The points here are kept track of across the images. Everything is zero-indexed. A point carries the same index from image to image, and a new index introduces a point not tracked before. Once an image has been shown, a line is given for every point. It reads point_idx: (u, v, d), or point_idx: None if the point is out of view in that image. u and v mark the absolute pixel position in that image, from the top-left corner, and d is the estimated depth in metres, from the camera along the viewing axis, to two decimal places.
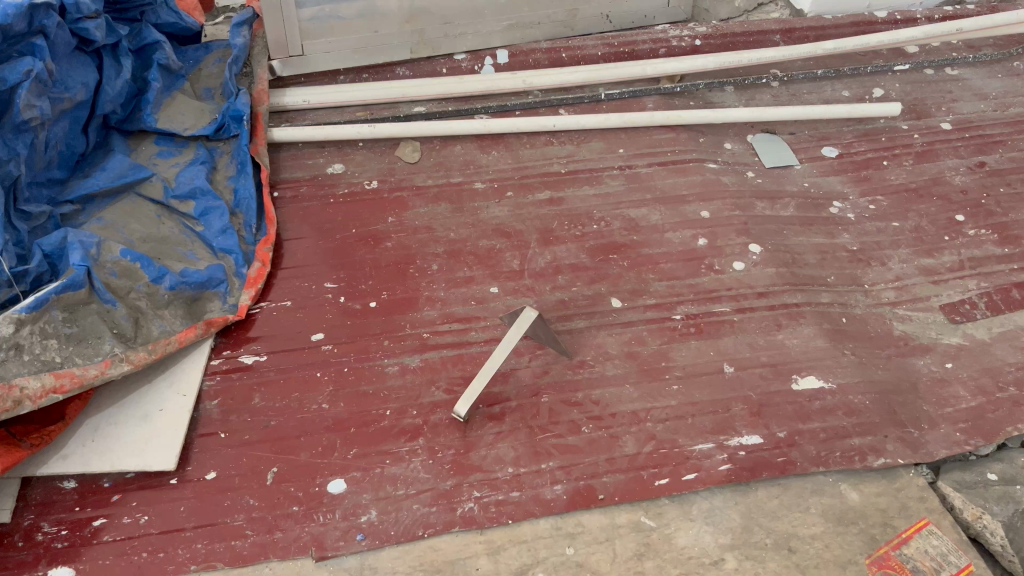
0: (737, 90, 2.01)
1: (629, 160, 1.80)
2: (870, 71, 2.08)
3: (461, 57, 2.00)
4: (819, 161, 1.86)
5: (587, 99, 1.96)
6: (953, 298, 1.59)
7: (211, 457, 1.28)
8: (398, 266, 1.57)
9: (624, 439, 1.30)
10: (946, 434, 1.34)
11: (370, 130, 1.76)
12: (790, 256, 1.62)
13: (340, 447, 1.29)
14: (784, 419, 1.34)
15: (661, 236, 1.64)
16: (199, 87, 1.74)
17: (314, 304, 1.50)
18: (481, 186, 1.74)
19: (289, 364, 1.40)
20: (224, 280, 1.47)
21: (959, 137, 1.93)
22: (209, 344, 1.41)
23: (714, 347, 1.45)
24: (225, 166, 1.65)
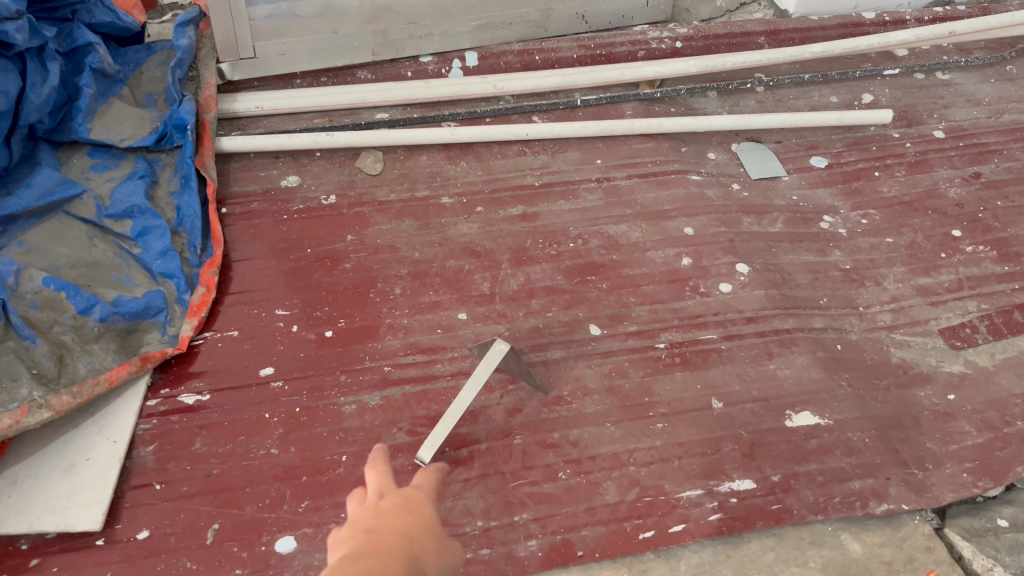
0: (721, 96, 1.90)
1: (607, 172, 1.68)
2: (858, 75, 1.98)
3: (428, 60, 1.86)
4: (807, 172, 1.75)
5: (563, 106, 1.83)
6: (953, 321, 1.49)
7: (144, 513, 1.14)
8: (358, 290, 1.44)
9: (605, 486, 1.19)
10: (952, 475, 1.24)
11: (327, 138, 1.62)
12: (780, 276, 1.52)
13: (290, 499, 1.16)
14: (778, 461, 1.23)
15: (642, 256, 1.52)
16: (140, 92, 1.59)
17: (264, 334, 1.36)
18: (448, 200, 1.61)
19: (235, 403, 1.27)
20: (163, 308, 1.33)
21: (953, 146, 1.83)
22: (146, 382, 1.27)
23: (702, 380, 1.33)
24: (167, 180, 1.51)
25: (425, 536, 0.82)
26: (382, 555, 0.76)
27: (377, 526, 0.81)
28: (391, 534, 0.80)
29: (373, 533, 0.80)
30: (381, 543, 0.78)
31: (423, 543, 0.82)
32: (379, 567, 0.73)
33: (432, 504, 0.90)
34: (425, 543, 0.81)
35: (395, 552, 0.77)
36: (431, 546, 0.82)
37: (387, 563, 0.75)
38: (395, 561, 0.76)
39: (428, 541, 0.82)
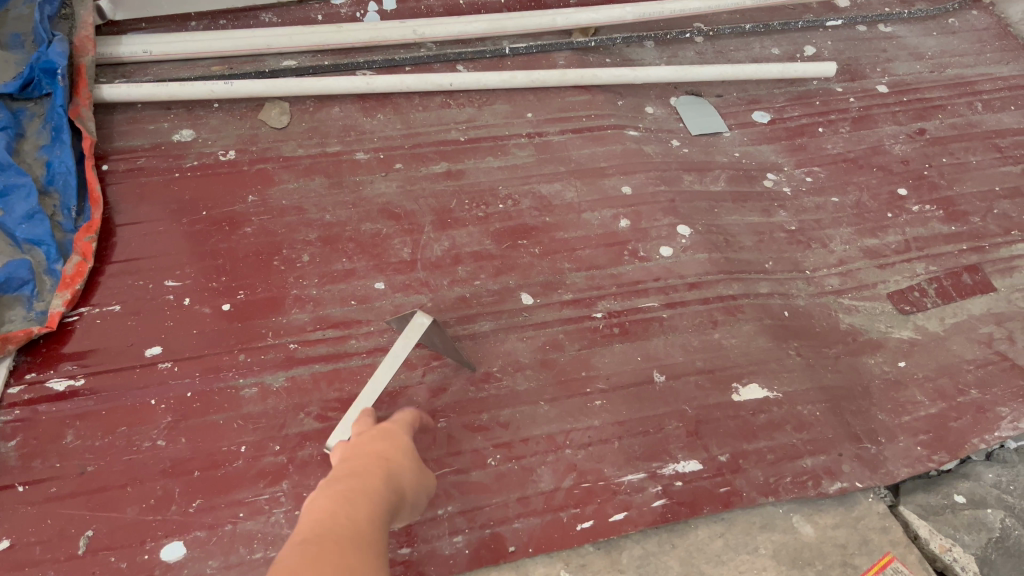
0: (658, 46, 1.78)
1: (538, 126, 1.55)
2: (800, 27, 1.88)
3: (339, 2, 1.69)
4: (749, 128, 1.65)
5: (490, 54, 1.68)
6: (902, 284, 1.42)
7: (4, 519, 0.98)
8: (261, 258, 1.28)
9: (539, 472, 1.07)
10: (906, 449, 1.16)
11: (226, 87, 1.44)
12: (724, 238, 1.42)
13: (179, 499, 1.02)
14: (725, 438, 1.14)
15: (578, 217, 1.40)
16: (3, 32, 1.38)
17: (150, 308, 1.20)
18: (363, 156, 1.45)
19: (115, 389, 1.10)
20: (29, 280, 1.15)
21: (897, 101, 1.76)
22: (7, 366, 1.09)
23: (643, 351, 1.23)
24: (35, 132, 1.31)
25: (402, 460, 0.89)
26: (364, 475, 0.82)
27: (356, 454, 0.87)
28: (369, 459, 0.86)
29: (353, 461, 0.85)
30: (362, 466, 0.84)
31: (398, 466, 0.87)
32: (361, 487, 0.79)
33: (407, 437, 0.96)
34: (398, 464, 0.87)
35: (375, 472, 0.83)
36: (407, 468, 0.89)
37: (369, 483, 0.81)
38: (375, 481, 0.82)
39: (404, 462, 0.89)
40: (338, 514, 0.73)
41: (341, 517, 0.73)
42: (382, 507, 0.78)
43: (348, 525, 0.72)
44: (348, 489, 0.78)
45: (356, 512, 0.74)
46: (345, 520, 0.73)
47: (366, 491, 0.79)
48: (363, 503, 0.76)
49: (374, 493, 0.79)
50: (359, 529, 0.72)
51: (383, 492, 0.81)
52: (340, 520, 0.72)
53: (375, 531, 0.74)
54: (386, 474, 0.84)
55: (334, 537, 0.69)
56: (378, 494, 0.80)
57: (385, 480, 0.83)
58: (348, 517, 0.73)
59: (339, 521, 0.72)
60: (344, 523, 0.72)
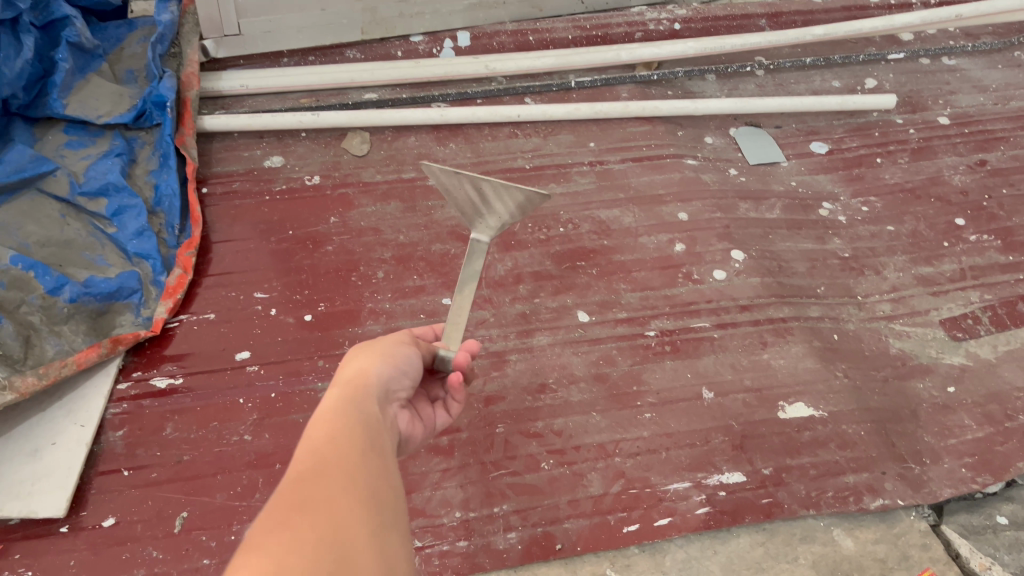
0: (719, 79, 1.85)
1: (600, 155, 1.63)
2: (862, 60, 1.92)
3: (418, 39, 1.82)
4: (807, 158, 1.70)
5: (556, 87, 1.78)
6: (955, 312, 1.44)
7: (111, 499, 1.11)
8: (340, 274, 1.40)
9: (589, 478, 1.15)
10: (950, 470, 1.19)
11: (312, 119, 1.57)
12: (777, 263, 1.47)
13: (262, 488, 1.13)
14: (769, 453, 1.19)
15: (634, 241, 1.48)
16: (120, 69, 1.55)
17: (241, 317, 1.32)
18: (435, 182, 1.56)
19: (209, 388, 1.23)
20: (138, 289, 1.29)
21: (958, 133, 1.78)
22: (117, 365, 1.23)
23: (692, 369, 1.29)
24: (146, 158, 1.47)
25: (383, 367, 0.73)
26: (345, 393, 0.66)
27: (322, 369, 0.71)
28: (345, 375, 0.70)
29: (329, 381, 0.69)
30: (339, 385, 0.67)
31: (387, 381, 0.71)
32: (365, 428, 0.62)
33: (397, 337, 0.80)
34: (374, 368, 0.72)
35: (356, 389, 0.67)
36: (386, 372, 0.73)
37: (354, 406, 0.64)
38: (358, 398, 0.66)
39: (386, 371, 0.72)
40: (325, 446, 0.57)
41: (332, 443, 0.57)
42: (377, 432, 0.63)
43: (341, 452, 0.57)
44: (331, 410, 0.62)
45: (343, 437, 0.59)
46: (338, 449, 0.57)
47: (353, 412, 0.63)
48: (352, 428, 0.61)
49: (360, 414, 0.63)
50: (355, 460, 0.57)
51: (372, 410, 0.65)
52: (328, 453, 0.56)
53: (377, 464, 0.59)
54: (369, 389, 0.68)
55: (325, 480, 0.53)
56: (365, 414, 0.64)
57: (368, 394, 0.68)
58: (341, 447, 0.57)
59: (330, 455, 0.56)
60: (339, 456, 0.56)
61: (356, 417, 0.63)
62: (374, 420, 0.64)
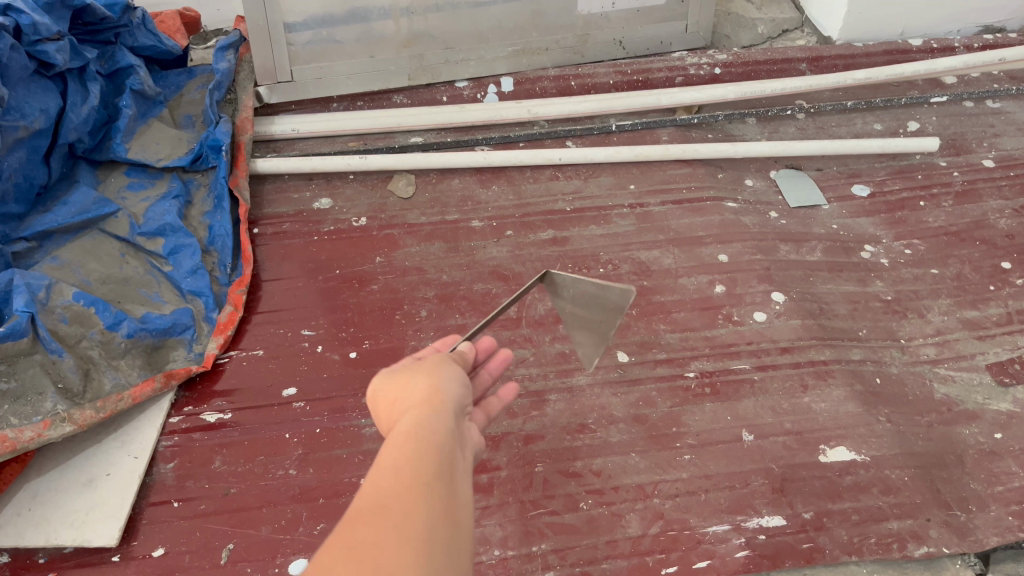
0: (759, 122, 1.87)
1: (640, 198, 1.66)
2: (904, 103, 1.92)
3: (463, 85, 1.87)
4: (848, 201, 1.70)
5: (597, 131, 1.81)
6: (1002, 356, 1.41)
7: (160, 530, 1.14)
8: (384, 312, 1.43)
9: (628, 518, 1.15)
10: (997, 518, 1.17)
11: (361, 161, 1.63)
12: (818, 305, 1.46)
13: (305, 521, 1.15)
14: (810, 497, 1.18)
15: (674, 282, 1.49)
16: (179, 114, 1.63)
17: (288, 353, 1.36)
18: (478, 224, 1.60)
19: (256, 423, 1.26)
20: (190, 325, 1.34)
21: (1004, 176, 1.76)
22: (169, 399, 1.28)
23: (732, 411, 1.29)
24: (201, 200, 1.53)
25: (451, 385, 0.74)
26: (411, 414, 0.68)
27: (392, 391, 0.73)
28: (417, 394, 0.71)
29: (400, 403, 0.71)
30: (414, 406, 0.69)
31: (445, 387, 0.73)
32: (424, 437, 0.64)
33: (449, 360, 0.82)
34: (443, 387, 0.73)
35: (431, 408, 0.69)
36: (456, 388, 0.74)
37: (419, 421, 0.67)
38: (430, 418, 0.67)
39: (446, 382, 0.74)
40: (393, 475, 0.58)
41: (400, 473, 0.59)
42: (451, 458, 0.64)
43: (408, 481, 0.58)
44: (402, 431, 0.65)
45: (415, 464, 0.60)
46: (406, 477, 0.58)
47: (425, 435, 0.64)
48: (423, 452, 0.62)
49: (433, 438, 0.65)
50: (422, 488, 0.58)
51: (447, 431, 0.66)
52: (396, 482, 0.58)
53: (447, 491, 0.60)
54: (443, 407, 0.70)
55: (390, 510, 0.55)
56: (438, 435, 0.65)
57: (443, 413, 0.69)
58: (409, 475, 0.59)
59: (398, 483, 0.58)
60: (406, 485, 0.57)
61: (432, 438, 0.65)
62: (447, 442, 0.65)
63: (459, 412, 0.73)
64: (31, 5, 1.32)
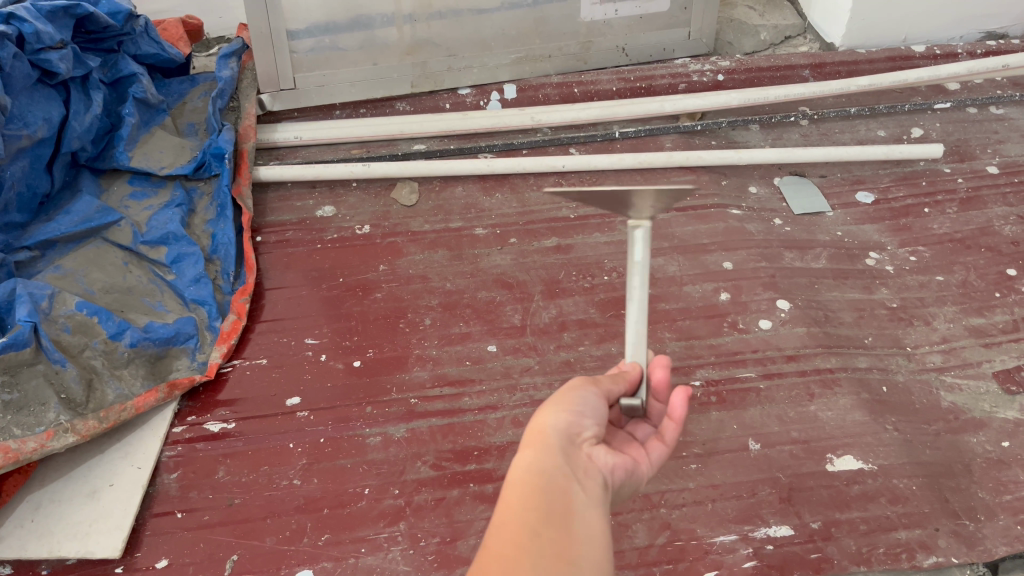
0: (763, 129, 1.86)
1: (644, 205, 1.65)
2: (907, 110, 1.92)
3: (465, 92, 1.87)
4: (852, 208, 1.70)
5: (601, 138, 1.81)
6: (1008, 363, 1.40)
7: (163, 541, 1.13)
8: (388, 320, 1.42)
9: (634, 529, 1.15)
10: (1005, 528, 1.16)
11: (364, 169, 1.63)
12: (823, 313, 1.46)
13: (310, 532, 1.14)
14: (818, 507, 1.17)
15: (679, 290, 1.48)
16: (181, 122, 1.63)
17: (292, 362, 1.35)
18: (482, 231, 1.59)
19: (259, 432, 1.25)
20: (194, 334, 1.34)
21: (1008, 182, 1.75)
22: (172, 409, 1.27)
23: (738, 420, 1.28)
24: (204, 208, 1.52)
25: (558, 415, 0.79)
26: (525, 457, 0.74)
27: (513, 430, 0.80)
28: (524, 437, 0.77)
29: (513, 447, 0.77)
30: (521, 450, 0.75)
31: (559, 417, 0.78)
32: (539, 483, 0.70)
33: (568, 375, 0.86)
34: (549, 419, 0.78)
35: (537, 448, 0.75)
36: (564, 413, 0.79)
37: (534, 463, 0.73)
38: (536, 460, 0.73)
39: (563, 412, 0.79)
40: (502, 531, 0.66)
41: (507, 526, 0.66)
42: (559, 496, 0.70)
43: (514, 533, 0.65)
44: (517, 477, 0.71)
45: (520, 513, 0.67)
46: (511, 532, 0.65)
47: (527, 481, 0.70)
48: (528, 501, 0.68)
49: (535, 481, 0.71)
50: (527, 539, 0.65)
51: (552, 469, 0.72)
52: (506, 536, 0.65)
53: (555, 533, 0.66)
54: (546, 444, 0.75)
55: (498, 567, 0.62)
56: (543, 476, 0.71)
57: (547, 449, 0.75)
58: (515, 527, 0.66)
59: (507, 537, 0.65)
60: (513, 538, 0.65)
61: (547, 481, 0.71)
62: (553, 482, 0.71)
63: (570, 439, 0.78)
64: (34, 14, 1.32)
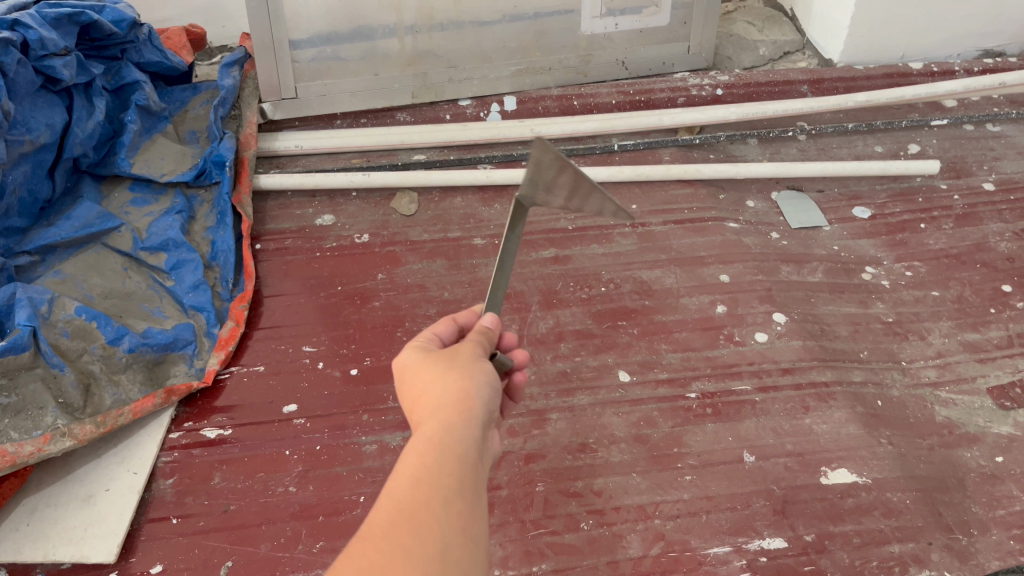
0: (761, 143, 1.87)
1: (641, 217, 1.66)
2: (904, 126, 1.93)
3: (466, 103, 1.88)
4: (849, 223, 1.71)
5: (600, 150, 1.82)
6: (1002, 379, 1.41)
7: (158, 547, 1.13)
8: (386, 328, 1.43)
9: (629, 539, 1.15)
10: (998, 543, 1.16)
11: (364, 179, 1.64)
12: (819, 326, 1.46)
13: (305, 539, 1.14)
14: (812, 519, 1.18)
15: (675, 302, 1.49)
16: (183, 129, 1.64)
17: (289, 369, 1.36)
18: (480, 241, 1.60)
19: (256, 439, 1.26)
20: (192, 341, 1.34)
21: (1004, 199, 1.76)
22: (170, 415, 1.28)
23: (734, 432, 1.29)
24: (204, 216, 1.53)
25: (482, 384, 0.71)
26: (444, 419, 0.65)
27: (423, 382, 0.71)
28: (447, 392, 0.69)
29: (427, 399, 0.68)
30: (441, 409, 0.66)
31: (481, 387, 0.71)
32: (454, 454, 0.63)
33: (481, 349, 0.78)
34: (474, 390, 0.70)
35: (458, 412, 0.67)
36: (487, 388, 0.71)
37: (450, 429, 0.65)
38: (456, 429, 0.65)
39: (485, 383, 0.72)
40: (404, 495, 0.58)
41: (416, 492, 0.58)
42: (471, 470, 0.63)
43: (425, 502, 0.58)
44: (430, 439, 0.63)
45: (436, 481, 0.60)
46: (415, 495, 0.58)
47: (443, 446, 0.63)
48: (440, 466, 0.61)
49: (453, 450, 0.63)
50: (435, 512, 0.57)
51: (472, 442, 0.65)
52: (410, 504, 0.57)
53: (460, 508, 0.59)
54: (468, 410, 0.67)
55: (391, 534, 0.55)
56: (463, 448, 0.64)
57: (472, 420, 0.67)
58: (424, 495, 0.58)
59: (411, 500, 0.57)
60: (417, 507, 0.57)
61: (461, 452, 0.63)
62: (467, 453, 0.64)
63: (489, 414, 0.70)
64: (39, 20, 1.33)
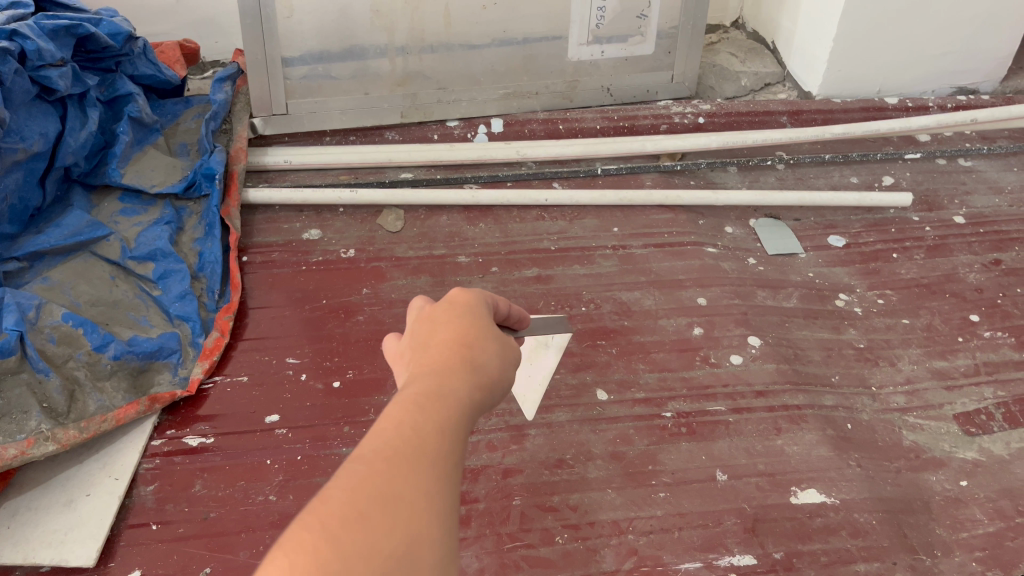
0: (740, 171, 1.92)
1: (623, 240, 1.70)
2: (879, 158, 1.99)
3: (453, 124, 1.92)
4: (824, 251, 1.75)
5: (583, 174, 1.86)
6: (968, 407, 1.45)
7: (137, 553, 1.14)
8: (369, 342, 1.45)
9: (602, 554, 1.17)
10: (961, 564, 1.20)
11: (352, 195, 1.67)
12: (793, 351, 1.50)
13: None
14: (781, 538, 1.21)
15: (654, 323, 1.53)
16: (174, 142, 1.66)
17: (272, 380, 1.38)
18: (464, 259, 1.63)
19: (238, 449, 1.27)
20: (177, 349, 1.36)
21: (973, 232, 1.81)
22: (152, 422, 1.29)
23: (707, 451, 1.32)
24: (192, 227, 1.55)
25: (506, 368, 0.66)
26: (467, 384, 0.61)
27: (462, 334, 0.65)
28: (477, 358, 0.64)
29: (457, 353, 0.63)
30: (467, 372, 0.62)
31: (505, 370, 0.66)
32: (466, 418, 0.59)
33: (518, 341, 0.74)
34: (500, 370, 0.65)
35: (480, 382, 0.62)
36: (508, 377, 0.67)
37: (469, 395, 0.60)
38: (474, 401, 0.61)
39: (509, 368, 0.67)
40: (415, 438, 0.54)
41: (427, 443, 0.54)
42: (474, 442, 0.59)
43: (425, 463, 0.52)
44: (449, 396, 0.59)
45: (443, 440, 0.55)
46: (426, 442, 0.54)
47: (460, 410, 0.58)
48: (454, 429, 0.57)
49: (458, 420, 0.58)
50: (444, 466, 0.53)
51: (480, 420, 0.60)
52: (418, 446, 0.53)
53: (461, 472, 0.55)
54: (486, 387, 0.63)
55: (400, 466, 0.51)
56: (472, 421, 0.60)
57: (486, 397, 0.63)
58: (433, 445, 0.54)
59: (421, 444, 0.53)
60: (427, 454, 0.53)
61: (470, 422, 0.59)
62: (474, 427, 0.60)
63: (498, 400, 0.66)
64: (37, 31, 1.36)
